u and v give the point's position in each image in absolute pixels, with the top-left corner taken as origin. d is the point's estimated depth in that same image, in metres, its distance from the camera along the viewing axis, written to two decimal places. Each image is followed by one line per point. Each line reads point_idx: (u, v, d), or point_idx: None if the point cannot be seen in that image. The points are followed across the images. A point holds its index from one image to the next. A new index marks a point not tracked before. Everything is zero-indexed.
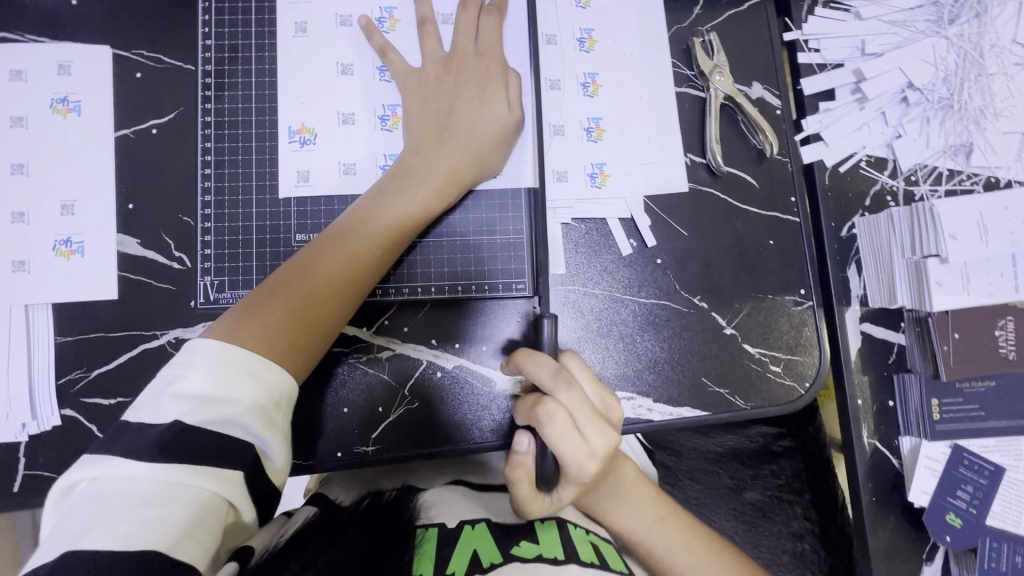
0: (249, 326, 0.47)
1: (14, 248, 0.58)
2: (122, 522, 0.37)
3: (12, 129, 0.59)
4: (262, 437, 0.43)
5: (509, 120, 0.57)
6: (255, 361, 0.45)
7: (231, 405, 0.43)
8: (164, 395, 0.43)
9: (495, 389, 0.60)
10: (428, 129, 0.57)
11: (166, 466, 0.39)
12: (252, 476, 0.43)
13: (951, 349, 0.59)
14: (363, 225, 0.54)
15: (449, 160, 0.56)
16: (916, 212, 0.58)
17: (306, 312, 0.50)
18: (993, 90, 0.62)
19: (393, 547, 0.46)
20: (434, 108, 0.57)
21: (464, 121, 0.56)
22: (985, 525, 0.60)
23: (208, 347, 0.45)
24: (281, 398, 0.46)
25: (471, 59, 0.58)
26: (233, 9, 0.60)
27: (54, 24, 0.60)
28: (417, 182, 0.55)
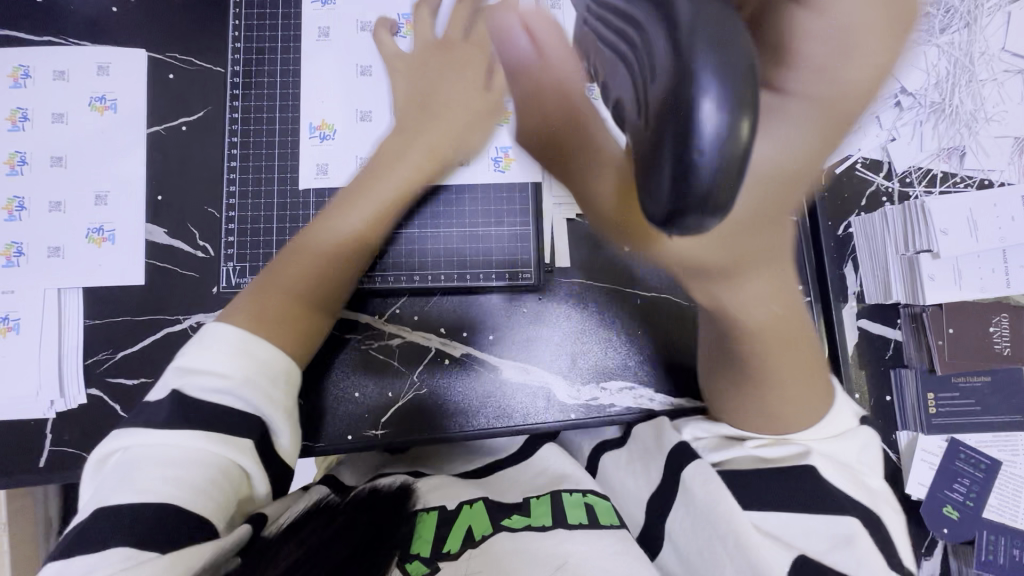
0: (251, 307, 0.51)
1: (50, 235, 0.62)
2: (143, 476, 0.39)
3: (53, 125, 0.63)
4: (264, 411, 0.46)
5: (485, 102, 0.62)
6: (254, 337, 0.48)
7: (229, 380, 0.45)
8: (173, 373, 0.46)
9: (501, 376, 0.62)
10: (406, 109, 0.63)
11: (184, 432, 0.42)
12: (261, 446, 0.45)
13: (945, 344, 0.61)
14: (354, 201, 0.58)
15: (428, 146, 0.61)
16: (908, 211, 0.61)
17: (312, 293, 0.55)
18: (984, 95, 0.65)
19: (390, 525, 0.44)
20: (419, 90, 0.63)
21: (441, 102, 0.62)
22: (983, 519, 0.62)
23: (229, 329, 0.48)
24: (277, 375, 0.48)
25: (459, 49, 0.64)
26: (260, 15, 0.64)
27: (96, 29, 0.65)
28: (402, 161, 0.60)
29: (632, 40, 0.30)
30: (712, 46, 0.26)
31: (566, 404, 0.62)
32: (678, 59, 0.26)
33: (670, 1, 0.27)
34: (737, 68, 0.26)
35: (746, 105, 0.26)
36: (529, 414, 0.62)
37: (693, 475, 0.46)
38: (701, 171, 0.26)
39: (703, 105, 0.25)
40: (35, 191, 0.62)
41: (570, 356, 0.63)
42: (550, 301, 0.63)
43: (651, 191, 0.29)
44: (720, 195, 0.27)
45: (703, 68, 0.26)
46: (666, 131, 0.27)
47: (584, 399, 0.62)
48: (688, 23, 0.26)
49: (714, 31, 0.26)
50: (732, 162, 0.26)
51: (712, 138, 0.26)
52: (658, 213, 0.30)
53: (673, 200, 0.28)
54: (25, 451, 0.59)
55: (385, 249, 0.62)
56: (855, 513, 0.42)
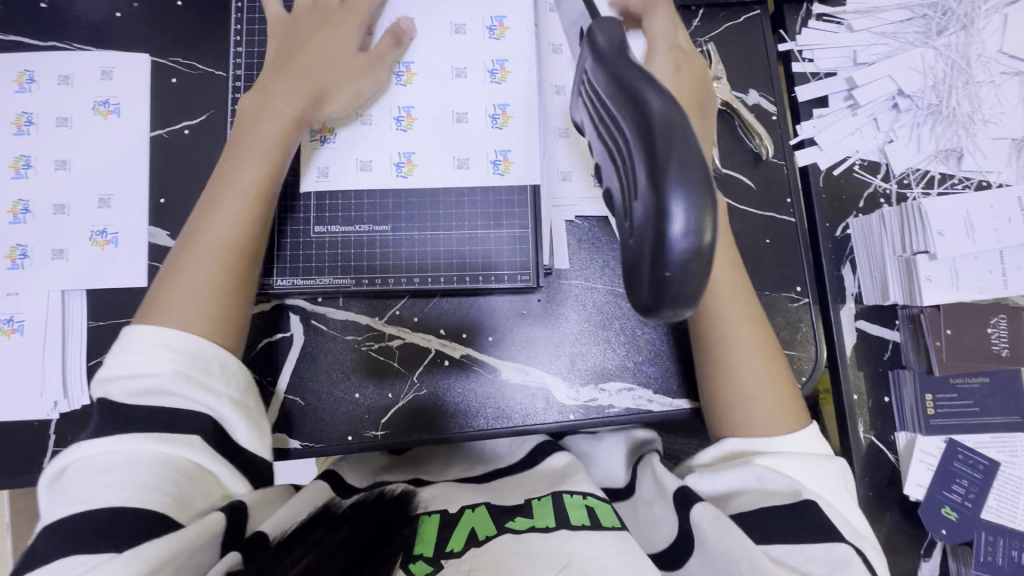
0: (161, 309, 0.49)
1: (54, 238, 0.62)
2: (90, 489, 0.41)
3: (58, 129, 0.64)
4: (206, 401, 0.46)
5: (363, 57, 0.60)
6: (173, 335, 0.47)
7: (156, 378, 0.45)
8: (96, 386, 0.46)
9: (500, 376, 0.62)
10: (276, 69, 0.59)
11: (119, 437, 0.43)
12: (213, 439, 0.46)
13: (943, 345, 0.61)
14: (233, 169, 0.54)
15: (297, 94, 0.57)
16: (906, 213, 0.61)
17: (210, 266, 0.50)
18: (981, 97, 0.65)
19: (393, 527, 0.47)
20: (286, 49, 0.59)
21: (319, 60, 0.58)
22: (981, 520, 0.62)
23: (136, 331, 0.47)
24: (211, 359, 0.47)
25: (334, 10, 0.61)
26: (262, 20, 0.65)
27: (100, 34, 0.66)
28: (268, 117, 0.56)
29: (609, 127, 0.28)
30: (686, 161, 0.24)
31: (565, 404, 0.62)
32: (651, 169, 0.24)
33: (643, 105, 0.25)
34: (706, 179, 0.24)
35: (713, 201, 0.24)
36: (528, 414, 0.62)
37: (704, 514, 0.45)
38: (672, 261, 0.24)
39: (673, 214, 0.24)
40: (39, 194, 0.63)
41: (569, 357, 0.63)
42: (550, 301, 0.64)
43: (635, 292, 0.27)
44: (692, 294, 0.25)
45: (676, 181, 0.24)
46: (645, 233, 0.25)
47: (583, 400, 0.62)
48: (660, 130, 0.24)
49: (689, 143, 0.24)
50: (702, 256, 0.24)
51: (683, 240, 0.24)
52: (643, 310, 0.27)
53: (651, 298, 0.26)
54: (30, 451, 0.60)
55: (385, 251, 0.62)
56: (849, 543, 0.43)
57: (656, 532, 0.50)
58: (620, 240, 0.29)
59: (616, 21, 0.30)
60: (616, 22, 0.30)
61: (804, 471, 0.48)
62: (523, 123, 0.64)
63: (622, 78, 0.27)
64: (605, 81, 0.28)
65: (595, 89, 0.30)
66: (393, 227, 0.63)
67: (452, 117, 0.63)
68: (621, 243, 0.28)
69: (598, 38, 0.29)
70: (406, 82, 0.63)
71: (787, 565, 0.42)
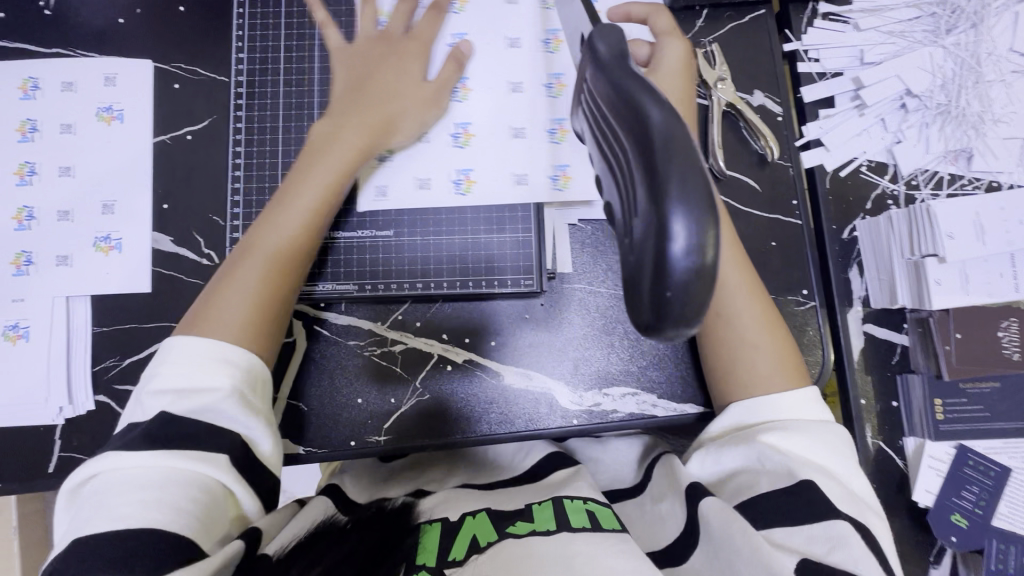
0: (205, 323, 0.50)
1: (59, 244, 0.63)
2: (122, 505, 0.40)
3: (62, 136, 0.64)
4: (247, 421, 0.47)
5: (425, 87, 0.61)
6: (216, 349, 0.48)
7: (210, 393, 0.46)
8: (145, 393, 0.47)
9: (503, 381, 0.62)
10: (345, 94, 0.60)
11: (157, 453, 0.43)
12: (241, 460, 0.46)
13: (953, 349, 0.60)
14: (295, 191, 0.55)
15: (364, 122, 0.58)
16: (913, 215, 0.60)
17: (256, 286, 0.52)
18: (992, 96, 0.64)
19: (396, 538, 0.48)
20: (354, 75, 0.61)
21: (385, 88, 0.60)
22: (990, 526, 0.61)
23: (178, 343, 0.48)
24: (254, 383, 0.50)
25: (399, 41, 0.62)
26: (264, 27, 0.65)
27: (102, 39, 0.66)
28: (334, 144, 0.57)
29: (610, 140, 0.27)
30: (687, 171, 0.22)
31: (568, 409, 0.62)
32: (651, 186, 0.23)
33: (641, 116, 0.24)
34: (707, 191, 0.23)
35: (715, 213, 0.23)
36: (531, 418, 0.62)
37: (711, 508, 0.45)
38: (675, 276, 0.23)
39: (673, 228, 0.22)
40: (44, 201, 0.63)
41: (572, 361, 0.63)
42: (552, 305, 0.63)
43: (636, 310, 0.25)
44: (695, 313, 0.23)
45: (677, 193, 0.22)
46: (645, 249, 0.23)
47: (586, 405, 0.62)
48: (660, 143, 0.23)
49: (689, 155, 0.23)
50: (707, 272, 0.23)
51: (686, 256, 0.22)
52: (643, 331, 0.25)
53: (650, 318, 0.24)
54: (36, 456, 0.60)
55: (388, 255, 0.62)
56: (847, 518, 0.43)
57: (658, 530, 0.50)
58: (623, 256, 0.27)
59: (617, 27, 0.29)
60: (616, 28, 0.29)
61: (808, 446, 0.47)
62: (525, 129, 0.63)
63: (621, 86, 0.26)
64: (602, 90, 0.27)
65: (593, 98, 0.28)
66: (396, 233, 0.63)
67: (511, 133, 0.63)
68: (623, 261, 0.26)
69: (597, 46, 0.28)
70: (462, 99, 0.63)
71: (788, 548, 0.42)
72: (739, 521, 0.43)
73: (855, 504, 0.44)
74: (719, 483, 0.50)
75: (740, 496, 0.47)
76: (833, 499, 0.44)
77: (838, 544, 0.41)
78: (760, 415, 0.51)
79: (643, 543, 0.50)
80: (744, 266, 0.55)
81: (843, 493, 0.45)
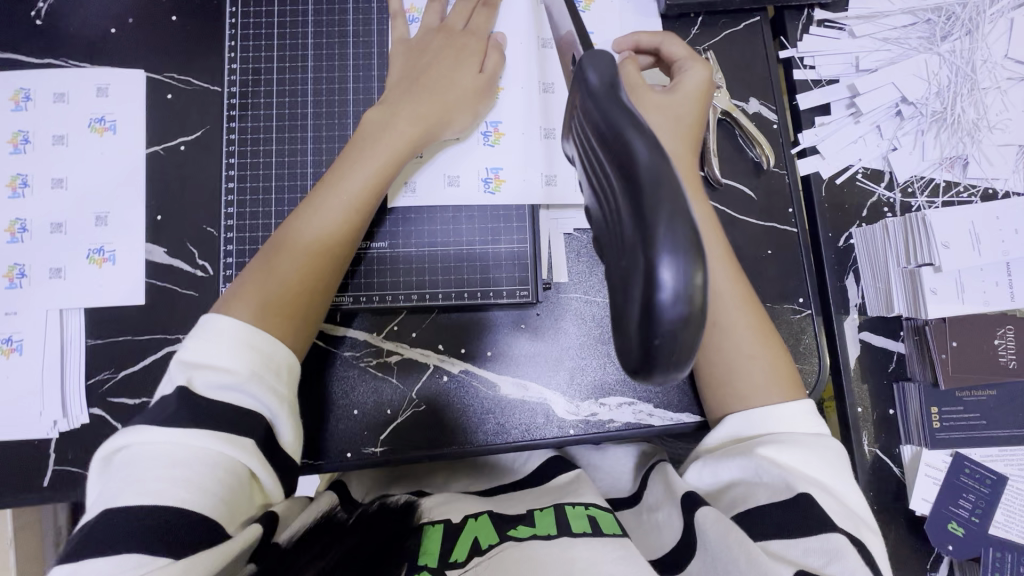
0: (240, 305, 0.50)
1: (51, 257, 0.62)
2: (153, 480, 0.40)
3: (55, 147, 0.64)
4: (270, 407, 0.47)
5: (479, 78, 0.61)
6: (255, 334, 0.48)
7: (232, 374, 0.46)
8: (174, 365, 0.47)
9: (499, 392, 0.62)
10: (401, 83, 0.60)
11: (183, 431, 0.43)
12: (265, 444, 0.46)
13: (948, 357, 0.60)
14: (344, 181, 0.55)
15: (418, 113, 0.57)
16: (909, 224, 0.61)
17: (286, 280, 0.52)
18: (987, 103, 0.64)
19: (396, 539, 0.45)
20: (411, 64, 0.60)
21: (439, 78, 0.59)
22: (987, 535, 0.61)
23: (221, 318, 0.48)
24: (279, 369, 0.49)
25: (458, 33, 0.62)
26: (257, 37, 0.64)
27: (94, 49, 0.65)
28: (388, 132, 0.57)
29: (598, 172, 0.26)
30: (674, 208, 0.21)
31: (565, 419, 0.62)
32: (641, 223, 0.22)
33: (626, 150, 0.23)
34: (693, 229, 0.22)
35: (702, 252, 0.22)
36: (527, 429, 0.61)
37: (706, 517, 0.45)
38: (661, 320, 0.21)
39: (659, 269, 0.21)
40: (37, 213, 0.63)
41: (568, 372, 0.62)
42: (548, 315, 0.63)
43: (624, 354, 0.24)
44: (683, 359, 0.22)
45: (663, 232, 0.21)
46: (631, 289, 0.22)
47: (583, 415, 0.62)
48: (647, 179, 0.22)
49: (674, 192, 0.22)
50: (696, 315, 0.22)
51: (674, 299, 0.21)
52: (630, 373, 0.24)
53: (637, 362, 0.23)
54: (30, 471, 0.60)
55: (383, 267, 0.62)
56: (843, 533, 0.42)
57: (659, 537, 0.49)
58: (612, 294, 0.26)
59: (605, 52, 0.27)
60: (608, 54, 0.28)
61: (804, 460, 0.47)
62: (519, 140, 0.63)
63: (608, 115, 0.25)
64: (591, 120, 0.26)
65: (582, 128, 0.27)
66: (390, 244, 0.62)
67: (541, 133, 0.64)
68: (612, 300, 0.25)
69: (587, 73, 0.27)
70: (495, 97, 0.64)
71: (785, 559, 0.41)
72: (735, 532, 0.43)
73: (850, 517, 0.44)
74: (718, 492, 0.50)
75: (736, 506, 0.47)
76: (829, 512, 0.44)
77: (834, 557, 0.41)
78: (756, 430, 0.50)
79: (646, 551, 0.49)
80: (739, 278, 0.56)
81: (842, 511, 0.44)
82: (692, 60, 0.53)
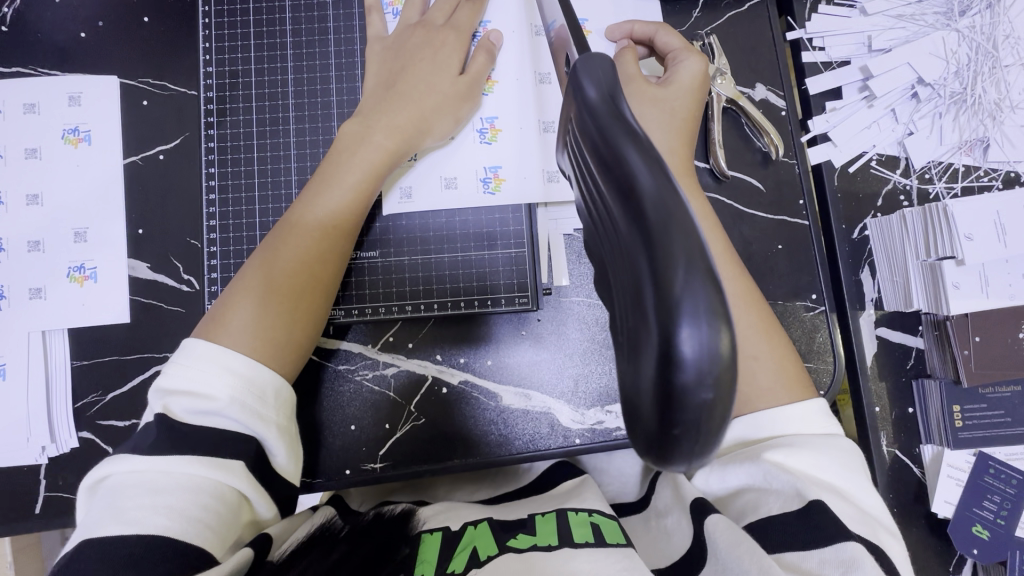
0: (221, 331, 0.47)
1: (30, 277, 0.60)
2: (137, 509, 0.38)
3: (27, 161, 0.61)
4: (257, 430, 0.44)
5: (459, 81, 0.57)
6: (237, 361, 0.45)
7: (214, 400, 0.43)
8: (156, 392, 0.44)
9: (501, 403, 0.60)
10: (377, 93, 0.57)
11: (167, 457, 0.41)
12: (254, 468, 0.44)
13: (971, 353, 0.58)
14: (319, 198, 0.53)
15: (400, 123, 0.55)
16: (930, 214, 0.58)
17: (273, 303, 0.49)
18: (1009, 82, 0.61)
19: (391, 545, 0.44)
20: (390, 68, 0.57)
21: (418, 82, 0.56)
22: (1015, 537, 0.61)
23: (203, 343, 0.46)
24: (266, 394, 0.46)
25: (437, 30, 0.58)
26: (232, 39, 0.61)
27: (64, 55, 0.62)
28: (367, 144, 0.54)
29: (599, 205, 0.23)
30: (691, 260, 0.18)
31: (570, 428, 0.59)
32: (653, 277, 0.19)
33: (631, 184, 0.20)
34: (716, 284, 0.19)
35: (726, 312, 0.19)
36: (531, 440, 0.59)
37: (717, 526, 0.39)
38: (679, 393, 0.19)
39: (678, 335, 0.18)
40: (12, 231, 0.60)
41: (571, 379, 0.60)
42: (550, 322, 0.60)
43: (632, 425, 0.21)
44: (708, 437, 0.20)
45: (682, 291, 0.18)
46: (642, 354, 0.20)
47: (589, 424, 0.59)
48: (657, 221, 0.19)
49: (692, 242, 0.19)
50: (720, 386, 0.19)
51: (695, 371, 0.18)
52: (638, 448, 0.22)
53: (648, 438, 0.20)
54: (20, 498, 0.58)
55: (376, 277, 0.59)
56: (858, 537, 0.37)
57: (667, 546, 0.45)
58: (617, 347, 0.23)
59: (604, 55, 0.24)
60: (607, 59, 0.24)
61: (816, 463, 0.41)
62: (516, 136, 0.60)
63: (610, 140, 0.22)
64: (588, 139, 0.23)
65: (579, 144, 0.24)
66: (382, 253, 0.60)
67: (539, 127, 0.60)
68: (618, 356, 0.23)
69: (584, 85, 0.23)
70: (488, 92, 0.60)
71: (798, 571, 0.36)
72: (748, 541, 0.37)
73: (867, 522, 0.39)
74: (727, 498, 0.44)
75: (746, 516, 0.41)
76: (844, 519, 0.38)
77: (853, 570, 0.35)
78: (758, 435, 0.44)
79: (654, 562, 0.44)
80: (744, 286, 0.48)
81: (855, 512, 0.39)
82: (688, 53, 0.50)
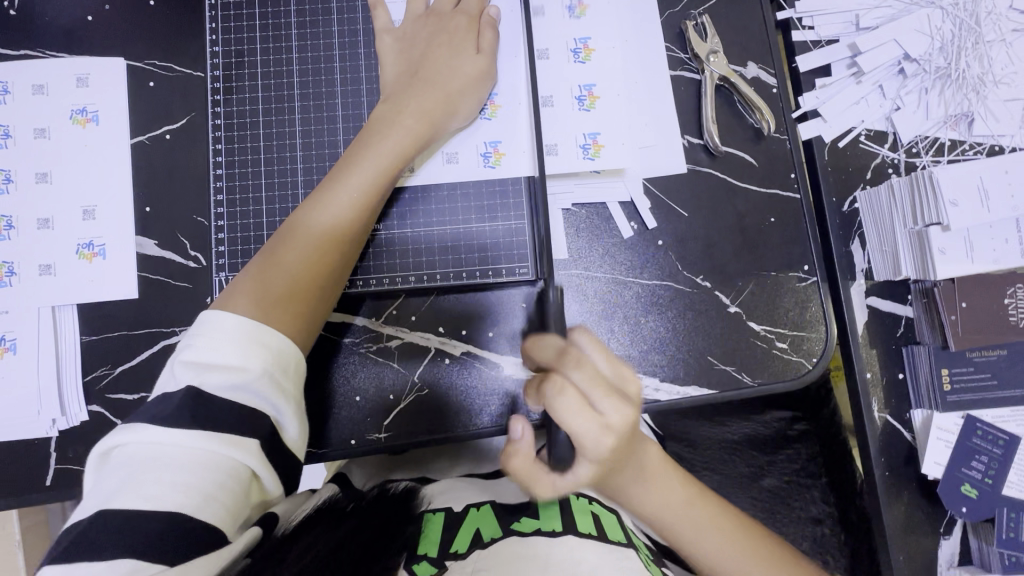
0: (237, 297, 0.49)
1: (40, 254, 0.61)
2: (154, 485, 0.39)
3: (36, 141, 0.62)
4: (275, 404, 0.45)
5: (478, 59, 0.59)
6: (254, 327, 0.47)
7: (242, 372, 0.45)
8: (177, 362, 0.45)
9: (502, 374, 0.61)
10: (399, 81, 0.59)
11: (183, 433, 0.41)
12: (269, 444, 0.45)
13: (958, 318, 0.60)
14: (338, 182, 0.54)
15: (422, 108, 0.57)
16: (917, 181, 0.60)
17: (292, 277, 0.51)
18: (991, 57, 0.63)
19: (396, 525, 0.47)
20: (409, 57, 0.60)
21: (437, 68, 0.59)
22: (1002, 496, 0.63)
23: (225, 313, 0.47)
24: (287, 365, 0.48)
25: (448, 15, 0.61)
26: (238, 18, 0.62)
27: (72, 38, 0.63)
28: (389, 127, 0.56)
29: None
30: None
31: None
32: None
33: None
34: None
35: None
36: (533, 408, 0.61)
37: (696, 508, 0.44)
38: None
39: None
40: (23, 209, 0.61)
41: None
42: None
43: None
44: None
45: None
46: None
47: None
48: None
49: None
50: None
51: None
52: None
53: None
54: (31, 470, 0.59)
55: (381, 250, 0.61)
56: None
57: None
58: None
59: None
60: None
61: None
62: (516, 111, 0.62)
63: None
64: None
65: None
66: (386, 226, 0.61)
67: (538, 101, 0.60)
68: None
69: None
70: None
71: None
72: None
73: None
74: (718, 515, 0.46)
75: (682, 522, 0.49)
76: None
77: None
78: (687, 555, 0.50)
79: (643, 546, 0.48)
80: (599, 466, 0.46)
81: None
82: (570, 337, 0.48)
